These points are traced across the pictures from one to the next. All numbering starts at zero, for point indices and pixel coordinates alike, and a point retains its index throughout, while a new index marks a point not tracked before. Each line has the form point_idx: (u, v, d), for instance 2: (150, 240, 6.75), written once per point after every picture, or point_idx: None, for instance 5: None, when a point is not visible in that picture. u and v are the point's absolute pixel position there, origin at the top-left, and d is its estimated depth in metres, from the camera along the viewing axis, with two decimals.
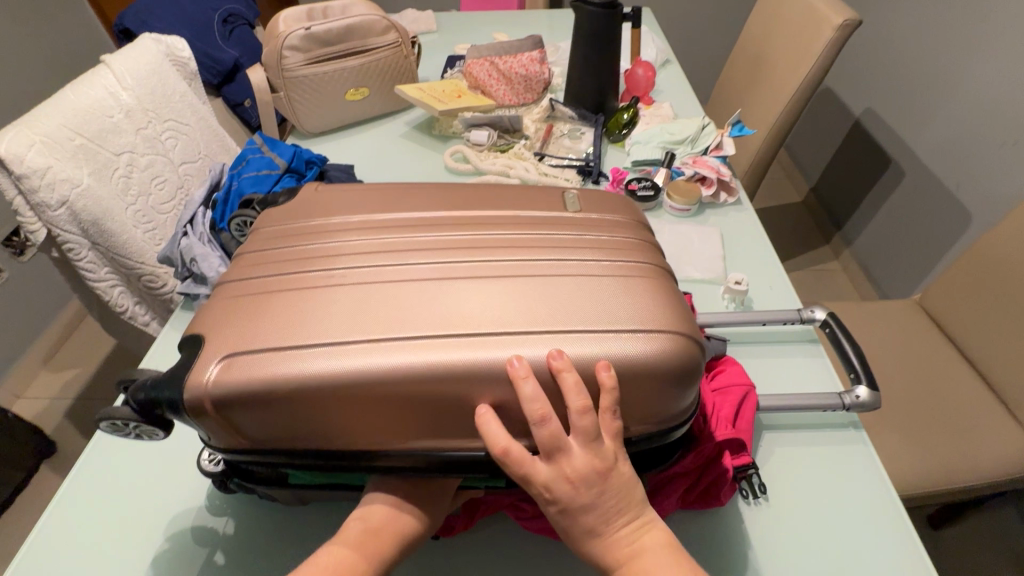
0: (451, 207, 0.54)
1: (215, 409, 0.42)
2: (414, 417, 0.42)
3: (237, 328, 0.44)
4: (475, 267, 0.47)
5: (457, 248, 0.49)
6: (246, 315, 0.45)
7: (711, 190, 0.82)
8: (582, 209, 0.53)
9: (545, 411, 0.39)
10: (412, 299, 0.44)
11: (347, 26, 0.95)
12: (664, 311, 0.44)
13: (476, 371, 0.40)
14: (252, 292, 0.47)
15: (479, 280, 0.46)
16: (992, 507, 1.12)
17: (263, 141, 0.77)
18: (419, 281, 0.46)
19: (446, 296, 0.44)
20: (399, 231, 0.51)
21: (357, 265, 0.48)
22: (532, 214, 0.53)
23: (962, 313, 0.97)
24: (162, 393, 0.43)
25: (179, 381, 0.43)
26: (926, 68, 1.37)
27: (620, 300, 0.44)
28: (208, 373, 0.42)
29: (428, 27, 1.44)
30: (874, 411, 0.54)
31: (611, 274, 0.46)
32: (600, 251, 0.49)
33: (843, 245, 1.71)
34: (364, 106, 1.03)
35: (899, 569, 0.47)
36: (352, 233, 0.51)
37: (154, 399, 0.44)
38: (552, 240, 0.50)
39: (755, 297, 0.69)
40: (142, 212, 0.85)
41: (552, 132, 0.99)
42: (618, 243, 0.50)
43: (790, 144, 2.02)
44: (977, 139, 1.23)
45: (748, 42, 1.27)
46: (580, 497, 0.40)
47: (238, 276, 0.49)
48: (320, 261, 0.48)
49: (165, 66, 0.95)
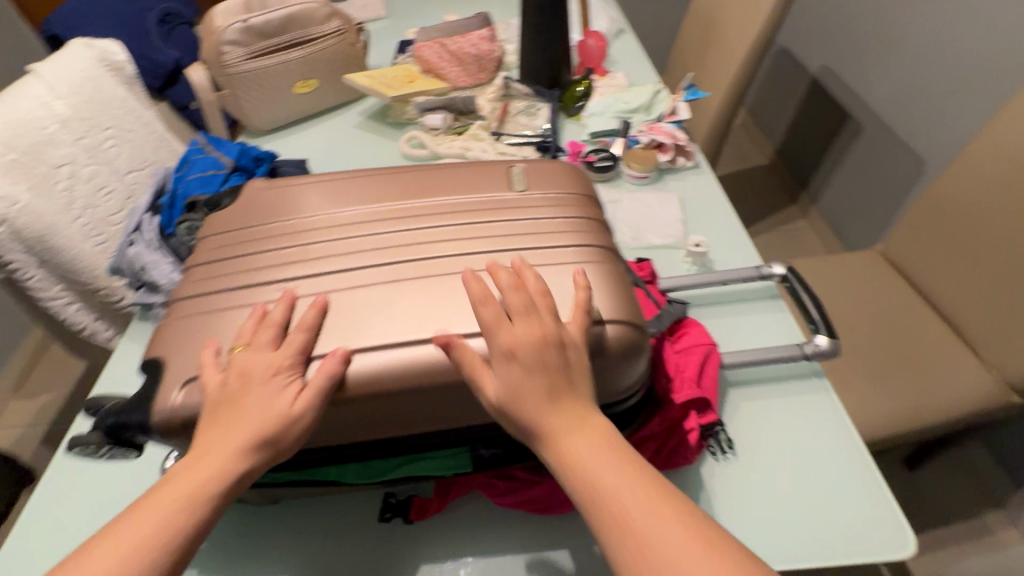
0: (398, 196, 0.52)
1: (185, 430, 0.42)
2: (385, 417, 0.42)
3: (198, 350, 0.43)
4: (428, 262, 0.46)
5: (408, 245, 0.48)
6: (204, 331, 0.44)
7: (668, 156, 0.82)
8: (528, 186, 0.52)
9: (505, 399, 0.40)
10: (368, 303, 0.44)
11: (286, 16, 0.92)
12: (614, 297, 0.45)
13: (445, 372, 0.41)
14: (207, 309, 0.46)
15: (433, 278, 0.45)
16: (964, 444, 1.16)
17: (207, 141, 0.75)
18: (373, 283, 0.45)
19: (403, 298, 0.44)
20: (347, 229, 0.49)
21: (307, 271, 0.47)
22: (480, 197, 0.52)
23: (921, 259, 1.00)
24: (130, 418, 0.41)
25: (144, 405, 0.42)
26: (877, 20, 1.39)
27: (571, 288, 0.45)
28: (174, 396, 0.41)
29: (377, 13, 1.41)
30: (833, 358, 0.55)
31: (570, 260, 0.47)
32: (553, 237, 0.48)
33: (810, 204, 1.74)
34: (314, 99, 1.00)
35: (864, 509, 0.48)
36: (296, 232, 0.49)
37: (122, 424, 0.41)
38: (505, 228, 0.49)
39: (716, 259, 0.70)
40: (90, 225, 0.83)
41: (509, 111, 0.98)
42: (570, 224, 0.49)
43: (753, 107, 2.03)
44: (927, 88, 1.25)
45: (699, 6, 1.26)
46: None
47: (191, 292, 0.47)
48: (269, 269, 0.47)
49: (99, 72, 0.91)
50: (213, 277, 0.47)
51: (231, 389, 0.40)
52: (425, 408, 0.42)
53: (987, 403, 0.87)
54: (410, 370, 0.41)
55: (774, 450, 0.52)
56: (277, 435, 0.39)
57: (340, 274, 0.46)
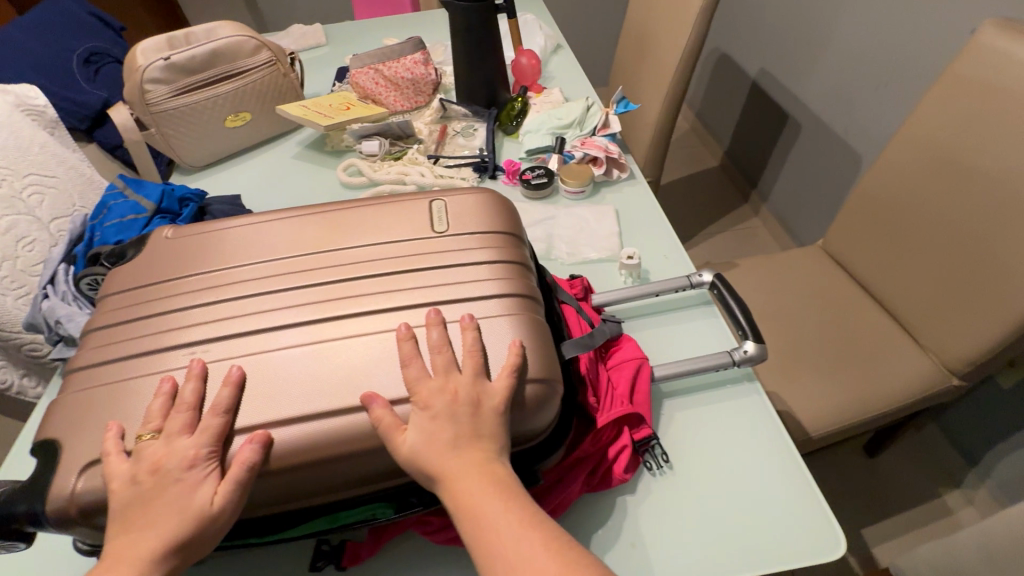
0: (316, 245, 0.51)
1: (85, 520, 0.39)
2: (306, 489, 0.41)
3: (98, 431, 0.40)
4: (348, 320, 0.45)
5: (327, 299, 0.47)
6: (104, 407, 0.41)
7: (602, 169, 0.83)
8: (450, 227, 0.52)
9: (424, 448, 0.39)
10: (284, 369, 0.43)
11: (212, 50, 0.90)
12: (536, 342, 0.45)
13: (365, 436, 0.40)
14: (107, 382, 0.43)
15: (353, 337, 0.44)
16: (919, 427, 1.19)
17: (126, 184, 0.73)
18: (289, 347, 0.44)
19: (321, 361, 0.43)
20: (260, 285, 0.48)
21: (218, 334, 0.45)
22: (401, 241, 0.51)
23: (858, 251, 1.03)
24: (16, 507, 0.39)
25: (38, 490, 0.39)
26: (804, 24, 1.44)
27: (494, 339, 0.45)
28: (71, 485, 0.39)
29: (316, 41, 1.40)
30: (762, 362, 0.56)
31: (494, 308, 0.46)
32: (476, 281, 0.48)
33: (760, 202, 1.78)
34: (248, 132, 0.99)
35: (797, 513, 0.48)
36: (208, 293, 0.47)
37: (7, 514, 0.39)
38: (426, 276, 0.48)
39: (651, 269, 0.71)
40: (10, 278, 0.80)
41: (446, 132, 0.98)
42: (494, 267, 0.49)
43: (700, 111, 2.08)
44: (854, 86, 1.31)
45: (632, 19, 1.29)
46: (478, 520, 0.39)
47: (91, 361, 0.44)
48: (177, 333, 0.45)
49: (16, 118, 0.88)
50: (115, 343, 0.45)
51: (128, 477, 0.37)
52: (347, 475, 0.41)
53: (929, 388, 0.90)
54: (327, 438, 0.40)
55: (708, 459, 0.52)
56: (185, 522, 0.37)
57: (255, 335, 0.45)
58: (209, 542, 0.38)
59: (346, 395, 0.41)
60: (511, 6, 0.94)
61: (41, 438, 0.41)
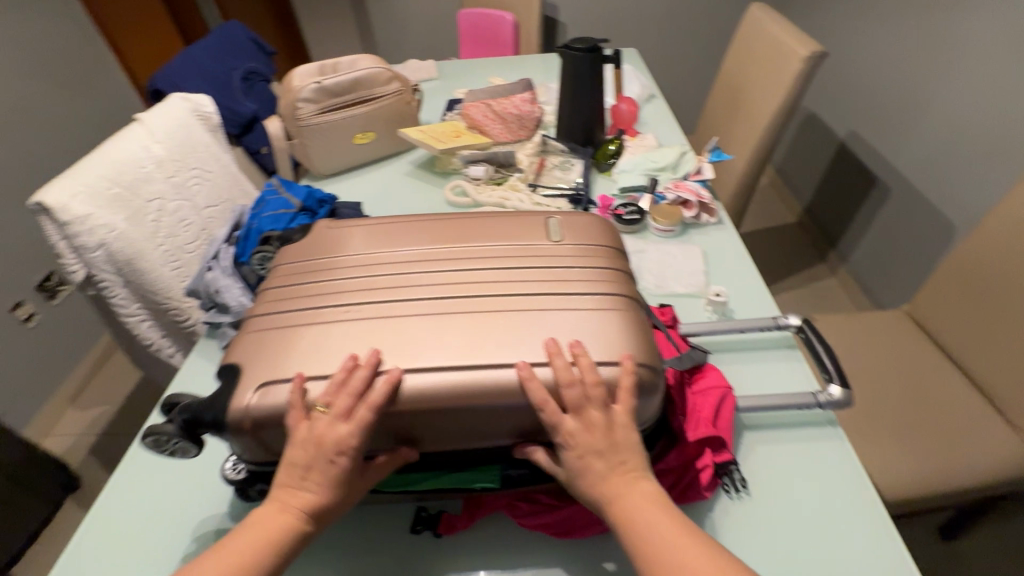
0: (447, 240, 0.59)
1: (253, 428, 0.48)
2: (430, 430, 0.48)
3: (267, 362, 0.49)
4: (473, 300, 0.52)
5: (456, 282, 0.54)
6: (274, 344, 0.50)
7: (693, 212, 0.88)
8: (562, 238, 0.59)
9: (546, 402, 0.46)
10: (418, 332, 0.50)
11: (353, 79, 1.04)
12: (634, 336, 0.50)
13: (484, 392, 0.46)
14: (276, 326, 0.52)
15: (477, 313, 0.51)
16: (1004, 517, 1.11)
17: (280, 184, 0.86)
18: (422, 315, 0.51)
19: (449, 328, 0.50)
20: (401, 268, 0.56)
21: (367, 300, 0.53)
22: (520, 244, 0.58)
23: (947, 320, 1.01)
24: (204, 415, 0.48)
25: (221, 403, 0.48)
26: (900, 91, 1.46)
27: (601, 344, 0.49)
28: (247, 399, 0.47)
29: (429, 74, 1.56)
30: (846, 407, 0.58)
31: (600, 304, 0.52)
32: (584, 282, 0.54)
33: (838, 262, 1.75)
34: (371, 149, 1.12)
35: (876, 558, 0.50)
36: (358, 269, 0.56)
37: (195, 419, 0.49)
38: (541, 273, 0.55)
39: (735, 309, 0.74)
40: (170, 251, 0.93)
41: (545, 165, 1.07)
42: (601, 273, 0.55)
43: (782, 167, 2.09)
44: (951, 156, 1.30)
45: (725, 75, 1.35)
46: (580, 465, 0.46)
47: (264, 310, 0.54)
48: (333, 296, 0.54)
49: (191, 121, 1.04)
50: (285, 299, 0.54)
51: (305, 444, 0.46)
52: (465, 425, 0.48)
53: (1020, 470, 0.86)
54: (450, 391, 0.46)
55: (786, 492, 0.54)
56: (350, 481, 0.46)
57: (395, 303, 0.53)
58: (361, 490, 0.48)
59: (470, 354, 0.48)
60: (619, 57, 1.03)
61: (226, 363, 0.51)
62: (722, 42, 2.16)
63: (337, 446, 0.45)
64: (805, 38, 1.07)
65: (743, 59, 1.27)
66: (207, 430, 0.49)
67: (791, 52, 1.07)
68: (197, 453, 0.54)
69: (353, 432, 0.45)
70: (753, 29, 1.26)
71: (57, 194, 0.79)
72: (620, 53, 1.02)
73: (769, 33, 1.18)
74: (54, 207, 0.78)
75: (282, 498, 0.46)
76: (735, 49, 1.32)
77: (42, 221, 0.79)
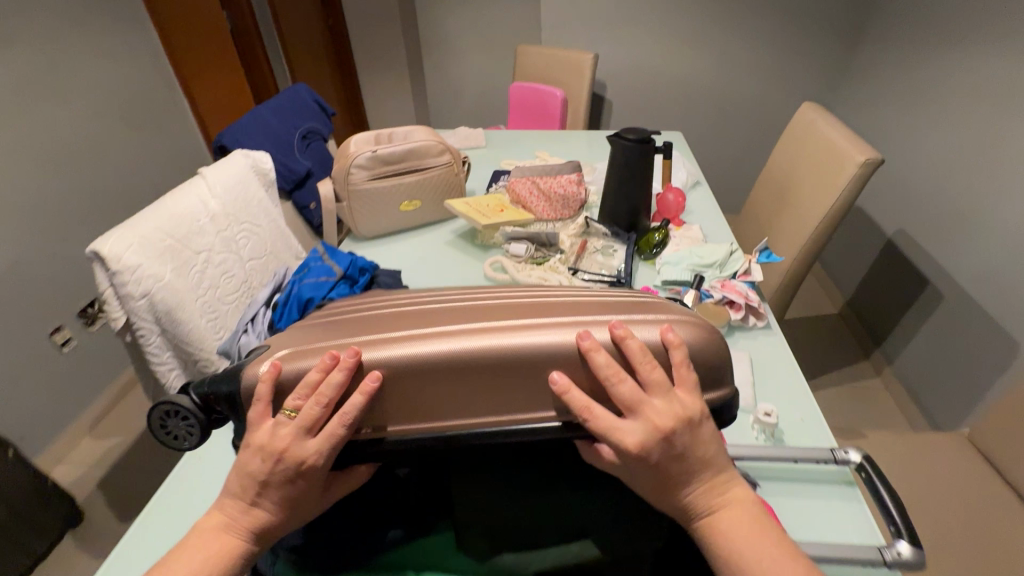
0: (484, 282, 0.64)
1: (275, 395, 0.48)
2: (457, 389, 0.48)
3: (304, 336, 0.51)
4: (503, 298, 0.55)
5: (488, 292, 0.57)
6: (309, 328, 0.54)
7: (740, 314, 0.84)
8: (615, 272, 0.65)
9: (619, 372, 0.45)
10: (448, 312, 0.52)
11: (408, 149, 1.08)
12: (669, 310, 0.51)
13: (519, 356, 0.47)
14: (316, 321, 0.56)
15: (508, 301, 0.54)
16: None
17: (326, 250, 0.87)
18: (455, 305, 0.54)
19: (477, 308, 0.52)
20: (439, 292, 0.60)
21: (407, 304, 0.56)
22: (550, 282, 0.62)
23: (1014, 454, 0.92)
24: (222, 388, 0.51)
25: (238, 374, 0.50)
26: (957, 198, 1.42)
27: (643, 318, 0.49)
28: (263, 365, 0.49)
29: (477, 142, 1.62)
30: (918, 571, 0.52)
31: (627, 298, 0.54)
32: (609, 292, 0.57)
33: (883, 362, 1.66)
34: (415, 216, 1.14)
35: None
36: (402, 293, 0.61)
37: (213, 392, 0.52)
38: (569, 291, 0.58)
39: (785, 430, 0.69)
40: (209, 303, 0.94)
41: (586, 248, 1.05)
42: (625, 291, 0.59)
43: (824, 258, 2.04)
44: (1014, 271, 1.24)
45: (773, 168, 1.35)
46: (671, 443, 0.44)
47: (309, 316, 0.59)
48: (377, 304, 0.57)
49: (249, 177, 1.09)
50: (327, 312, 0.59)
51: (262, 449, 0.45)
52: (500, 396, 0.48)
53: None
54: (451, 364, 0.47)
55: None
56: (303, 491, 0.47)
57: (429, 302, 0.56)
58: (312, 505, 0.48)
59: (496, 318, 0.50)
60: (669, 149, 1.04)
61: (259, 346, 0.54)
62: (766, 130, 2.19)
63: (296, 463, 0.45)
64: (863, 144, 1.07)
65: (792, 156, 1.27)
66: (223, 402, 0.52)
67: (848, 157, 1.07)
68: (195, 443, 0.56)
69: (317, 450, 0.45)
70: (804, 129, 1.26)
71: (115, 244, 0.80)
72: (671, 145, 1.04)
73: (821, 134, 1.18)
74: (108, 257, 0.79)
75: (234, 511, 0.47)
76: (784, 145, 1.33)
77: (95, 267, 0.81)
